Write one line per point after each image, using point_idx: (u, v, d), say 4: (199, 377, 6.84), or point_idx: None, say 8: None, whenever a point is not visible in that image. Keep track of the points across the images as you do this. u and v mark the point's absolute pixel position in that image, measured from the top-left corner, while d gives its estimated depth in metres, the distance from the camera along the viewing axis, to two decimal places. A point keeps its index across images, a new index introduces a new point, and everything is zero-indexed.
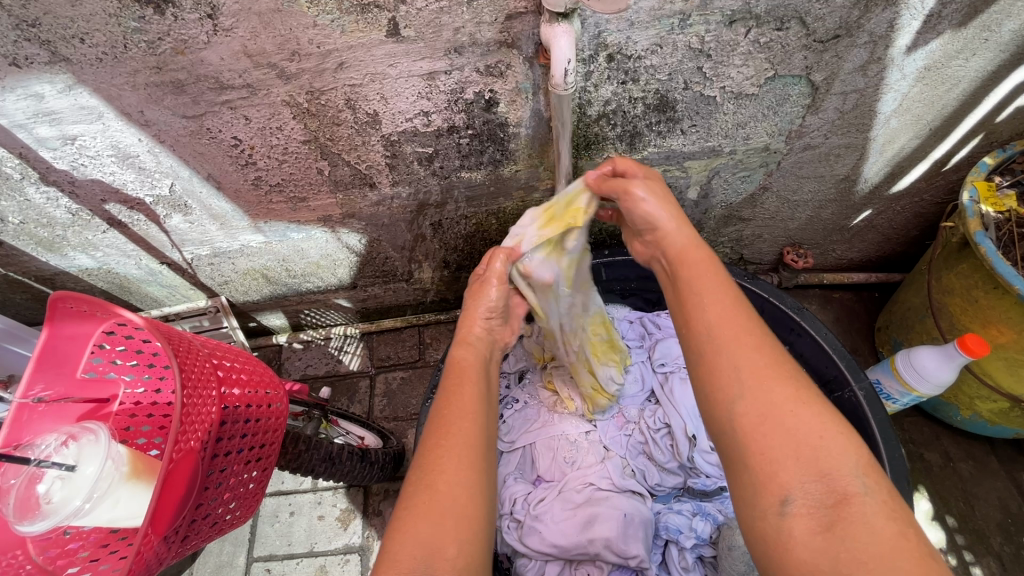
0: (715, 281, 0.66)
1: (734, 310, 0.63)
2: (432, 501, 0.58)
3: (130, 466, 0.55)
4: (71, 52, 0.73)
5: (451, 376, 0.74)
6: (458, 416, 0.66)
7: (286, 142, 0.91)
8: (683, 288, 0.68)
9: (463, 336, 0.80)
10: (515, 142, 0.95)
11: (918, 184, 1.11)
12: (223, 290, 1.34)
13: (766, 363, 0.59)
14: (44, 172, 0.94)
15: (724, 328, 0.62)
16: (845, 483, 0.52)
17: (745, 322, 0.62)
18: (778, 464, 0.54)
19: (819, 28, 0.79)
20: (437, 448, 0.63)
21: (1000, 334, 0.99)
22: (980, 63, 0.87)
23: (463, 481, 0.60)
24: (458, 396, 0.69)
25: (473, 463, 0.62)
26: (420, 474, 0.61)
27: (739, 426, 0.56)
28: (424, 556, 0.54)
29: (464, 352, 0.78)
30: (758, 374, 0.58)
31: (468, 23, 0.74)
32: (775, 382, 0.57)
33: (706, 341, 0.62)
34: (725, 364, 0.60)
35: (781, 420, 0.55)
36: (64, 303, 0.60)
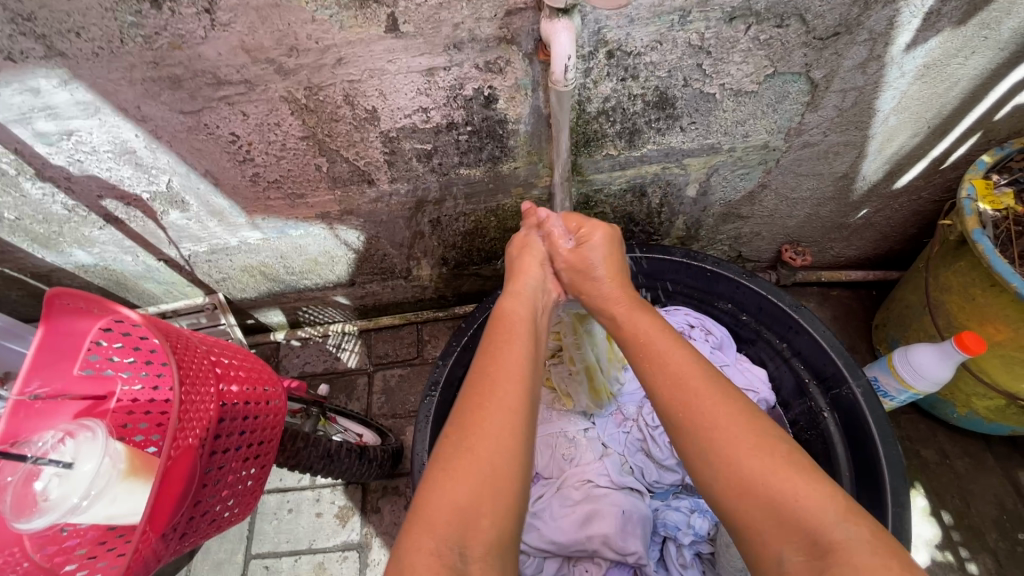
0: (670, 347, 0.74)
1: (696, 374, 0.70)
2: (470, 465, 0.61)
3: (127, 463, 0.55)
4: (67, 47, 0.73)
5: (497, 330, 0.78)
6: (504, 379, 0.69)
7: (284, 138, 0.91)
8: (648, 359, 0.75)
9: (511, 291, 0.86)
10: (515, 139, 0.95)
11: (917, 182, 1.11)
12: (221, 288, 1.34)
13: (734, 425, 0.64)
14: (40, 168, 0.93)
15: (683, 396, 0.68)
16: (827, 531, 0.55)
17: (709, 392, 0.67)
18: (759, 529, 0.58)
19: (819, 25, 0.79)
20: (478, 411, 0.66)
21: (997, 332, 0.99)
22: (980, 61, 0.87)
23: (505, 441, 0.63)
24: (502, 355, 0.73)
25: (513, 425, 0.65)
26: (460, 438, 0.64)
27: (724, 496, 0.62)
28: (459, 522, 0.58)
29: (512, 305, 0.83)
30: (727, 436, 0.63)
31: (468, 19, 0.74)
32: (751, 450, 0.62)
33: (681, 410, 0.68)
34: (701, 436, 0.65)
35: (756, 487, 0.59)
36: (61, 298, 0.59)
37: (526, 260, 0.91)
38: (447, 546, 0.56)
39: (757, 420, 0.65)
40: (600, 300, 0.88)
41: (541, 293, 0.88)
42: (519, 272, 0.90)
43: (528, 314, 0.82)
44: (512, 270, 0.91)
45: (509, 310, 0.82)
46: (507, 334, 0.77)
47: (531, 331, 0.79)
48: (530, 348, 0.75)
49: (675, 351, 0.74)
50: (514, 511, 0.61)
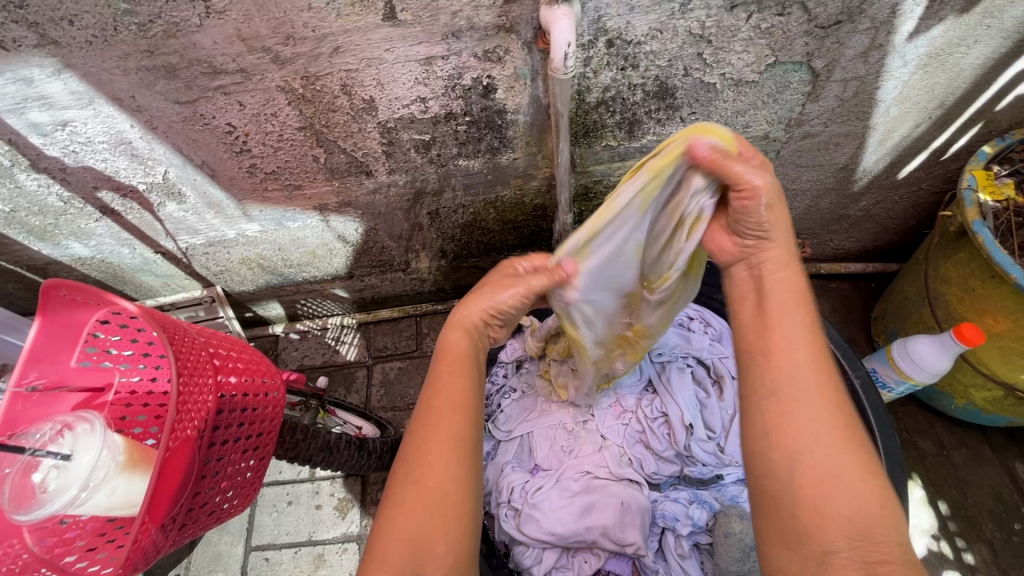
0: (801, 316, 0.64)
1: (816, 353, 0.63)
2: (421, 500, 0.61)
3: (126, 455, 0.55)
4: (60, 35, 0.72)
5: (440, 363, 0.73)
6: (445, 412, 0.67)
7: (281, 129, 0.90)
8: (772, 320, 0.64)
9: (456, 318, 0.77)
10: (514, 129, 0.94)
11: (917, 173, 1.11)
12: (219, 280, 1.34)
13: (836, 418, 0.59)
14: (34, 159, 0.92)
15: (798, 372, 0.62)
16: (886, 543, 0.54)
17: (823, 380, 0.61)
18: (829, 519, 0.55)
19: (821, 14, 0.78)
20: (426, 445, 0.65)
21: (996, 323, 0.99)
22: (982, 50, 0.86)
23: (454, 475, 0.63)
24: (445, 388, 0.70)
25: (460, 456, 0.65)
26: (410, 472, 0.64)
27: (803, 473, 0.57)
28: (413, 552, 0.58)
29: (458, 336, 0.75)
30: (828, 426, 0.59)
31: (466, 7, 0.73)
32: (846, 446, 0.58)
33: (789, 385, 0.61)
34: (801, 419, 0.59)
35: (838, 479, 0.56)
36: (57, 291, 0.59)
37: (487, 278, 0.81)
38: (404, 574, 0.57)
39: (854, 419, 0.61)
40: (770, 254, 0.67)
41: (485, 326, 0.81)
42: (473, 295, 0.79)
43: (473, 347, 0.76)
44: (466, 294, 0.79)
45: (450, 342, 0.75)
46: (454, 368, 0.72)
47: (478, 367, 0.74)
48: (477, 381, 0.72)
49: (801, 319, 0.64)
50: (468, 534, 0.62)
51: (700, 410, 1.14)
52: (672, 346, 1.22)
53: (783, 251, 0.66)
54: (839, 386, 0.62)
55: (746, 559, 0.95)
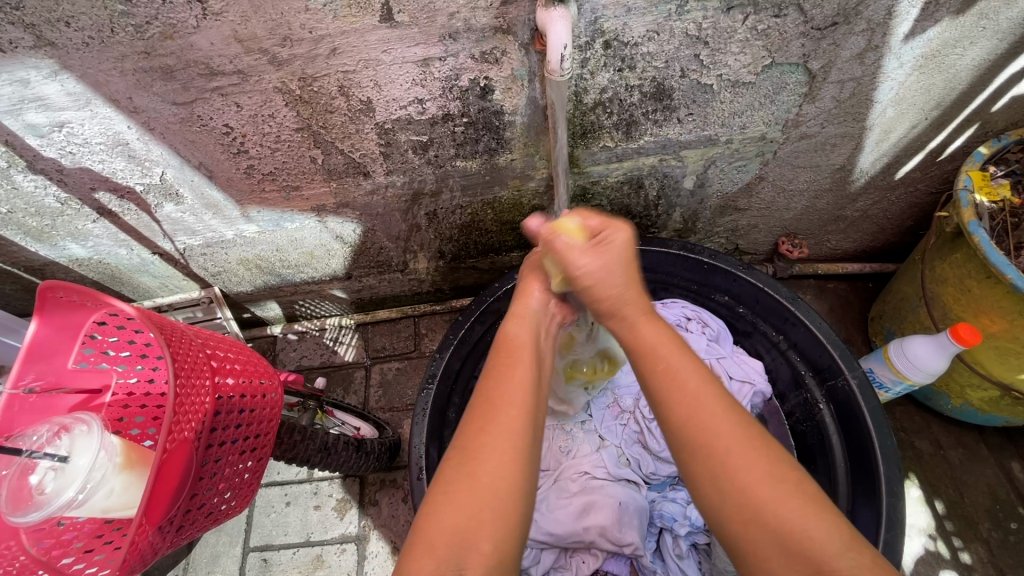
0: (682, 364, 0.64)
1: (707, 394, 0.62)
2: (470, 492, 0.58)
3: (123, 457, 0.55)
4: (57, 36, 0.72)
5: (501, 352, 0.72)
6: (505, 401, 0.64)
7: (279, 130, 0.90)
8: (660, 374, 0.64)
9: (515, 311, 0.78)
10: (511, 130, 0.94)
11: (914, 174, 1.11)
12: (217, 281, 1.34)
13: (745, 451, 0.58)
14: (31, 160, 0.92)
15: (692, 418, 0.61)
16: (832, 564, 0.53)
17: (720, 416, 0.61)
18: (767, 554, 0.55)
19: (817, 15, 0.78)
20: (479, 435, 0.62)
21: (992, 324, 0.99)
22: (978, 52, 0.86)
23: (506, 467, 0.60)
24: (507, 376, 0.67)
25: (513, 451, 0.61)
26: (464, 460, 0.61)
27: (731, 520, 0.57)
28: (459, 544, 0.56)
29: (516, 328, 0.75)
30: (742, 464, 0.58)
31: (462, 8, 0.73)
32: (763, 476, 0.57)
33: (689, 435, 0.61)
34: (713, 465, 0.58)
35: (765, 515, 0.56)
36: (54, 292, 0.60)
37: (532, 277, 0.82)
38: (446, 568, 0.54)
39: (761, 440, 0.60)
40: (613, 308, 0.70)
41: (548, 313, 0.80)
42: (524, 290, 0.81)
43: (534, 336, 0.75)
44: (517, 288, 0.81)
45: (513, 333, 0.74)
46: (512, 355, 0.71)
47: (539, 357, 0.72)
48: (536, 372, 0.69)
49: (683, 365, 0.64)
50: (517, 531, 0.58)
51: None
52: None
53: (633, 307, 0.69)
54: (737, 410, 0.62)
55: None
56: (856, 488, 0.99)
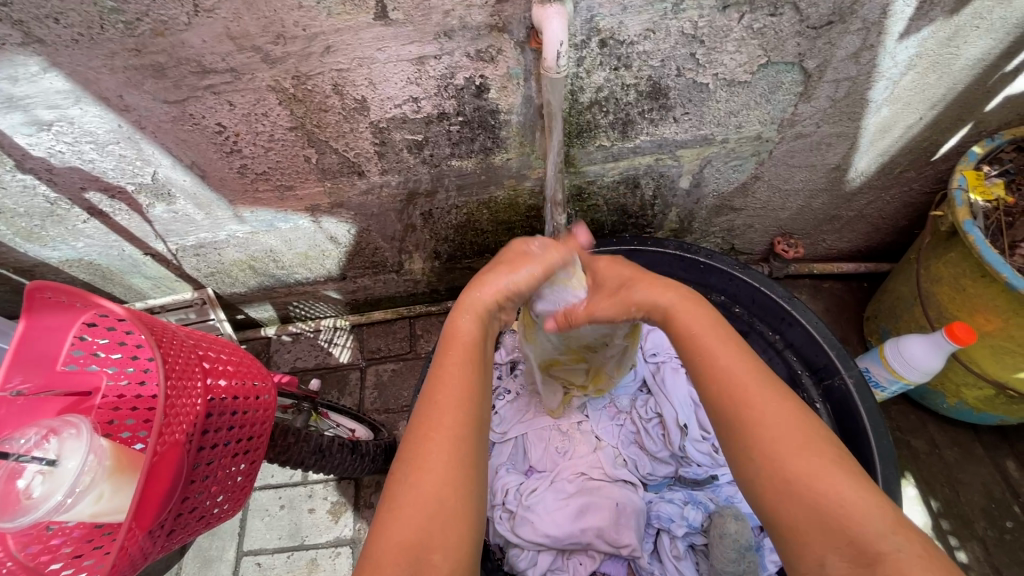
0: (722, 343, 0.65)
1: (746, 371, 0.62)
2: (419, 505, 0.56)
3: (113, 460, 0.54)
4: (45, 33, 0.71)
5: (444, 347, 0.68)
6: (450, 407, 0.62)
7: (272, 129, 0.89)
8: (697, 353, 0.65)
9: (464, 301, 0.72)
10: (506, 129, 0.94)
11: (908, 174, 1.12)
12: (210, 282, 1.33)
13: (789, 427, 0.58)
14: (20, 160, 0.91)
15: (732, 398, 0.60)
16: (871, 540, 0.51)
17: (764, 396, 0.60)
18: (804, 527, 0.54)
19: (812, 14, 0.78)
20: (423, 445, 0.60)
21: (987, 323, 0.99)
22: (971, 52, 0.87)
23: (450, 476, 0.58)
24: (450, 377, 0.64)
25: (459, 457, 0.59)
26: (409, 472, 0.58)
27: (766, 490, 0.57)
28: (411, 562, 0.53)
29: (467, 324, 0.70)
30: (779, 434, 0.58)
31: (458, 6, 0.72)
32: (800, 449, 0.57)
33: (731, 414, 0.60)
34: (751, 436, 0.58)
35: (804, 489, 0.55)
36: (42, 293, 0.59)
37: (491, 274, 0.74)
38: None
39: (807, 420, 0.59)
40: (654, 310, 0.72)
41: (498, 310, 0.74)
42: (482, 277, 0.74)
43: (478, 330, 0.70)
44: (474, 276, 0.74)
45: (458, 328, 0.70)
46: (457, 355, 0.67)
47: (482, 353, 0.68)
48: (477, 371, 0.66)
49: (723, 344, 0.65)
50: (469, 541, 0.57)
51: (694, 410, 1.14)
52: (666, 347, 1.22)
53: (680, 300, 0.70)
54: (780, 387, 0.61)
55: (741, 560, 0.94)
56: None
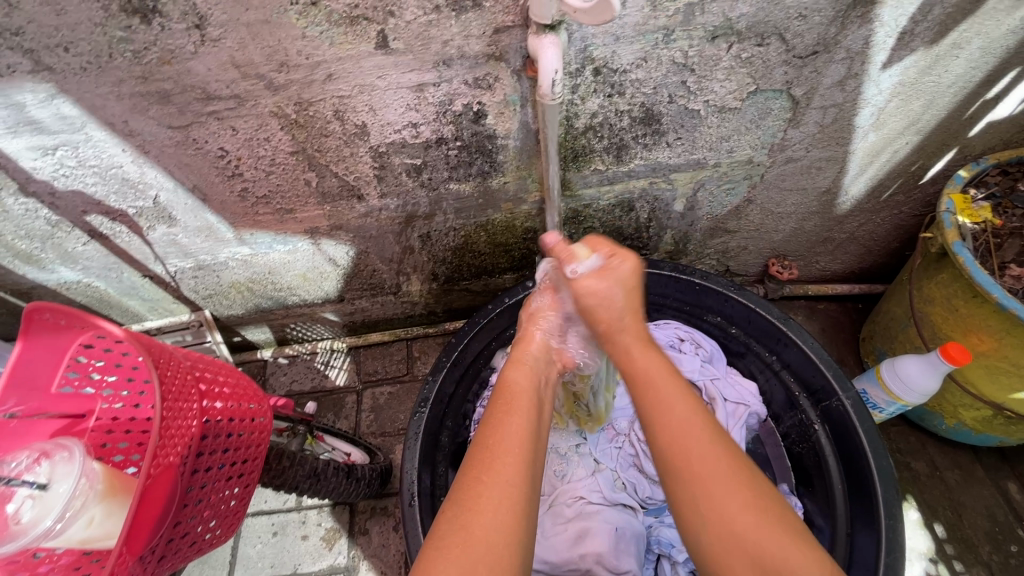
0: (671, 386, 0.66)
1: (695, 431, 0.62)
2: (467, 542, 0.55)
3: (105, 484, 0.55)
4: (55, 61, 0.72)
5: (501, 396, 0.71)
6: (500, 451, 0.62)
7: (274, 153, 0.91)
8: (652, 408, 0.65)
9: (516, 359, 0.79)
10: (504, 154, 0.96)
11: (897, 197, 1.14)
12: (207, 305, 1.33)
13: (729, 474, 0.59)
14: (23, 183, 0.92)
15: (682, 443, 0.61)
16: None
17: (710, 445, 0.61)
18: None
19: (798, 44, 0.81)
20: (475, 483, 0.60)
21: (980, 343, 1.00)
22: (952, 80, 0.90)
23: (502, 519, 0.57)
24: (502, 424, 0.66)
25: (512, 496, 0.59)
26: (459, 510, 0.58)
27: (714, 554, 0.57)
28: None
29: (515, 376, 0.75)
30: (723, 484, 0.58)
31: (457, 36, 0.75)
32: (744, 500, 0.57)
33: (678, 456, 0.61)
34: (696, 480, 0.59)
35: (750, 551, 0.56)
36: (39, 314, 0.61)
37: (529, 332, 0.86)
38: None
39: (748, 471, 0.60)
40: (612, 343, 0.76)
41: (547, 363, 0.82)
42: (524, 340, 0.84)
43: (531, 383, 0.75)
44: (516, 339, 0.84)
45: (512, 380, 0.74)
46: (511, 403, 0.70)
47: (536, 402, 0.72)
48: (533, 420, 0.68)
49: (677, 398, 0.65)
50: None
51: None
52: None
53: (633, 334, 0.75)
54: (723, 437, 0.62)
55: None
56: (854, 511, 0.98)
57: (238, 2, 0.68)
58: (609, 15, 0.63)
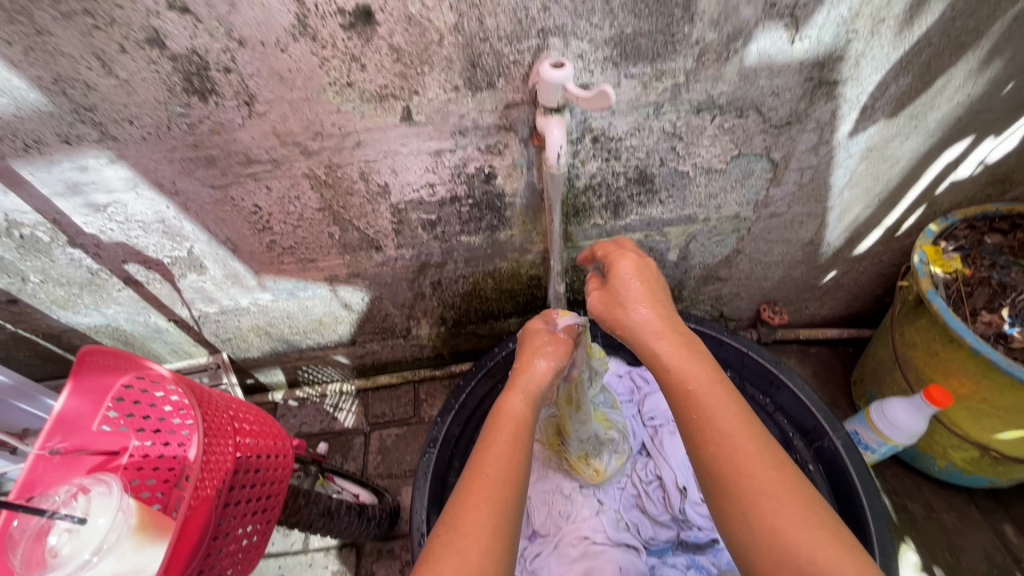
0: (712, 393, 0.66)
1: (739, 433, 0.63)
2: (459, 567, 0.57)
3: (137, 518, 0.59)
4: (119, 132, 0.82)
5: (492, 422, 0.73)
6: (492, 478, 0.65)
7: (302, 210, 1.00)
8: (698, 421, 0.65)
9: (512, 384, 0.79)
10: (511, 210, 1.05)
11: (876, 247, 1.23)
12: (225, 347, 1.39)
13: (774, 486, 0.59)
14: (73, 236, 1.00)
15: (724, 455, 0.62)
16: None
17: (755, 455, 0.61)
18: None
19: (774, 116, 0.92)
20: (470, 512, 0.62)
21: (961, 385, 1.05)
22: (914, 146, 1.00)
23: (492, 548, 0.59)
24: (493, 448, 0.68)
25: (497, 530, 0.60)
26: (453, 538, 0.60)
27: (761, 564, 0.57)
28: None
29: (512, 403, 0.75)
30: (771, 494, 0.58)
31: (472, 111, 0.85)
32: (789, 509, 0.57)
33: (721, 468, 0.62)
34: (742, 492, 0.59)
35: (801, 557, 0.54)
36: (92, 356, 0.70)
37: (531, 354, 0.84)
38: None
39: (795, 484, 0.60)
40: (634, 336, 0.74)
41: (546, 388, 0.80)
42: (523, 363, 0.82)
43: (527, 411, 0.75)
44: (515, 365, 0.82)
45: (507, 407, 0.75)
46: (501, 429, 0.71)
47: (529, 430, 0.73)
48: (524, 450, 0.69)
49: (724, 402, 0.65)
50: None
51: None
52: (663, 410, 1.26)
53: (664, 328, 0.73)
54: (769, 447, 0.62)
55: None
56: None
57: (284, 84, 0.78)
58: (606, 103, 0.73)
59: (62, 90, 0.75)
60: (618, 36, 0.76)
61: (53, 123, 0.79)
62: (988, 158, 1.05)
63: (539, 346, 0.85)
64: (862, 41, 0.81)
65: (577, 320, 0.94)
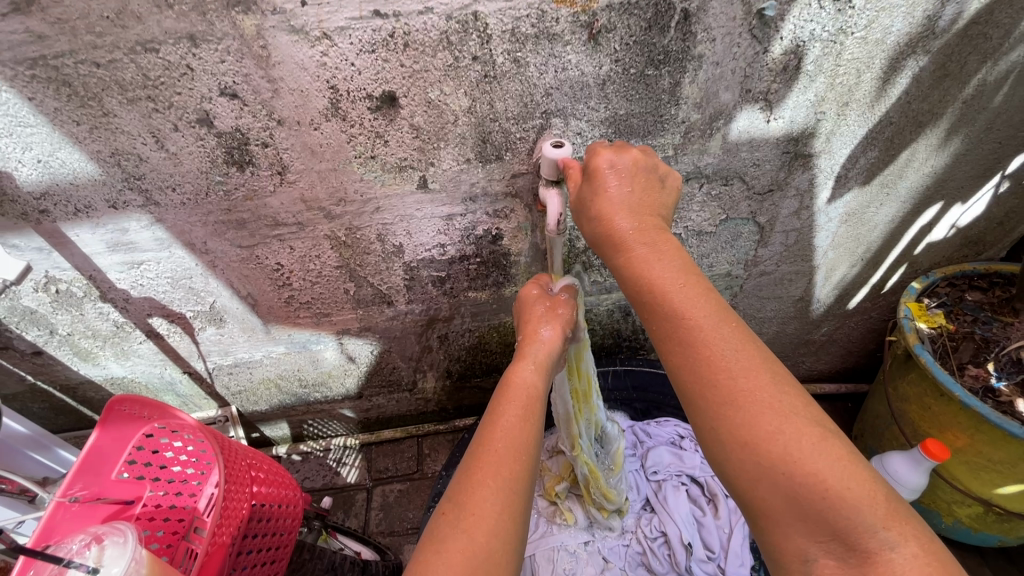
0: (688, 296, 0.62)
1: (722, 334, 0.59)
2: (467, 550, 0.54)
3: (148, 569, 0.58)
4: (162, 197, 0.90)
5: (501, 394, 0.72)
6: (502, 451, 0.63)
7: (321, 267, 1.07)
8: (677, 323, 0.60)
9: (521, 356, 0.80)
10: (515, 268, 1.12)
11: (865, 303, 1.29)
12: (235, 401, 1.42)
13: (760, 388, 0.55)
14: (104, 291, 1.06)
15: (703, 363, 0.58)
16: (864, 540, 0.49)
17: (738, 358, 0.57)
18: (782, 519, 0.52)
19: (756, 185, 1.00)
20: (478, 488, 0.59)
21: (955, 439, 1.07)
22: (889, 210, 1.08)
23: (500, 525, 0.56)
24: (500, 420, 0.67)
25: (508, 507, 0.58)
26: (460, 516, 0.57)
27: (740, 473, 0.54)
28: None
29: (522, 373, 0.75)
30: (758, 397, 0.55)
31: (482, 179, 0.94)
32: (779, 418, 0.53)
33: (703, 376, 0.57)
34: (729, 402, 0.55)
35: (791, 469, 0.51)
36: (120, 406, 0.75)
37: (533, 325, 0.87)
38: None
39: (782, 383, 0.56)
40: (607, 233, 0.69)
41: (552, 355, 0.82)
42: (530, 334, 0.85)
43: (538, 380, 0.76)
44: (524, 336, 0.84)
45: (518, 376, 0.75)
46: (510, 397, 0.71)
47: (540, 402, 0.72)
48: (533, 421, 0.69)
49: (696, 304, 0.61)
50: None
51: (698, 528, 1.16)
52: (666, 464, 1.27)
53: (631, 225, 0.69)
54: (755, 349, 0.58)
55: None
56: None
57: (315, 156, 0.87)
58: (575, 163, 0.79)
59: (117, 161, 0.84)
60: (612, 116, 0.86)
61: (104, 190, 0.88)
62: (959, 221, 1.14)
63: (540, 319, 0.87)
64: (831, 120, 0.91)
65: (571, 281, 0.96)
